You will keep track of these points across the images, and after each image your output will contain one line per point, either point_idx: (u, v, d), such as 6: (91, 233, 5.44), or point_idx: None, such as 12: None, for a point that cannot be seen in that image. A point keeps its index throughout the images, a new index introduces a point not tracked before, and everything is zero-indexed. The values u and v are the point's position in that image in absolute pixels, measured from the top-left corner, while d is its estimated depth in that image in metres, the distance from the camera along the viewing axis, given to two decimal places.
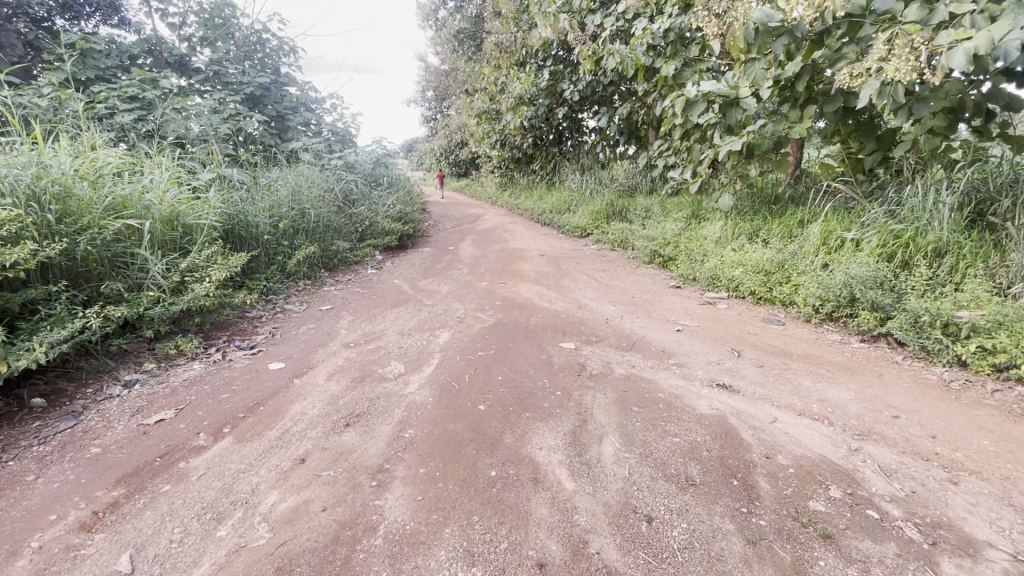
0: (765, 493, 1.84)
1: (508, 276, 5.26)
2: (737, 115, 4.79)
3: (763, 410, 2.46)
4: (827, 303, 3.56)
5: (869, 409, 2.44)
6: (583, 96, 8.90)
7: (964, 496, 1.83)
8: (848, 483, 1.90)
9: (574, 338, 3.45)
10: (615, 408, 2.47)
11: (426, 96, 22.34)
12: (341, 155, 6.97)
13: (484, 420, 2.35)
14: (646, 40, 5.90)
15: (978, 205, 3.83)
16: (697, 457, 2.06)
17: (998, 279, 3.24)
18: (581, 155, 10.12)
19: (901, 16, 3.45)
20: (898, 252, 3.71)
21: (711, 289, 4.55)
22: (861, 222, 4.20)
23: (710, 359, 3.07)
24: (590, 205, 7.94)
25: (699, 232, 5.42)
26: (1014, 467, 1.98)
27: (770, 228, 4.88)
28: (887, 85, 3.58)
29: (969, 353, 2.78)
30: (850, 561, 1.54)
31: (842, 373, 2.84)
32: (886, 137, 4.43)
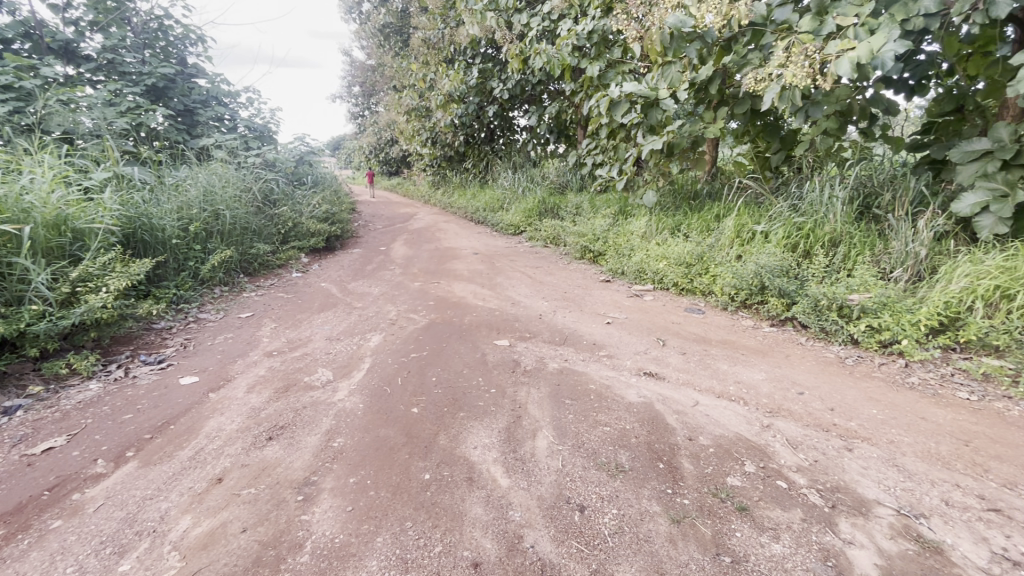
0: (688, 473, 1.95)
1: (441, 275, 5.21)
2: (658, 115, 5.01)
3: (686, 394, 2.60)
4: (741, 291, 3.82)
5: (778, 387, 2.65)
6: (513, 95, 8.97)
7: (858, 461, 2.03)
8: (760, 458, 2.05)
9: (508, 335, 3.47)
10: (548, 402, 2.51)
11: (352, 91, 21.56)
12: (260, 153, 6.57)
13: (418, 423, 2.31)
14: (571, 40, 6.06)
15: (866, 199, 4.26)
16: (626, 444, 2.14)
17: (882, 264, 3.62)
18: (512, 154, 10.18)
19: (797, 26, 3.80)
20: (800, 243, 4.06)
21: (639, 282, 4.74)
22: (769, 216, 4.55)
23: (638, 349, 3.20)
24: (522, 203, 8.02)
25: (626, 227, 5.64)
26: (897, 432, 2.23)
27: (690, 223, 5.16)
28: (786, 89, 3.91)
29: (860, 332, 3.09)
30: (762, 529, 1.66)
31: (755, 356, 3.06)
32: (789, 137, 4.87)
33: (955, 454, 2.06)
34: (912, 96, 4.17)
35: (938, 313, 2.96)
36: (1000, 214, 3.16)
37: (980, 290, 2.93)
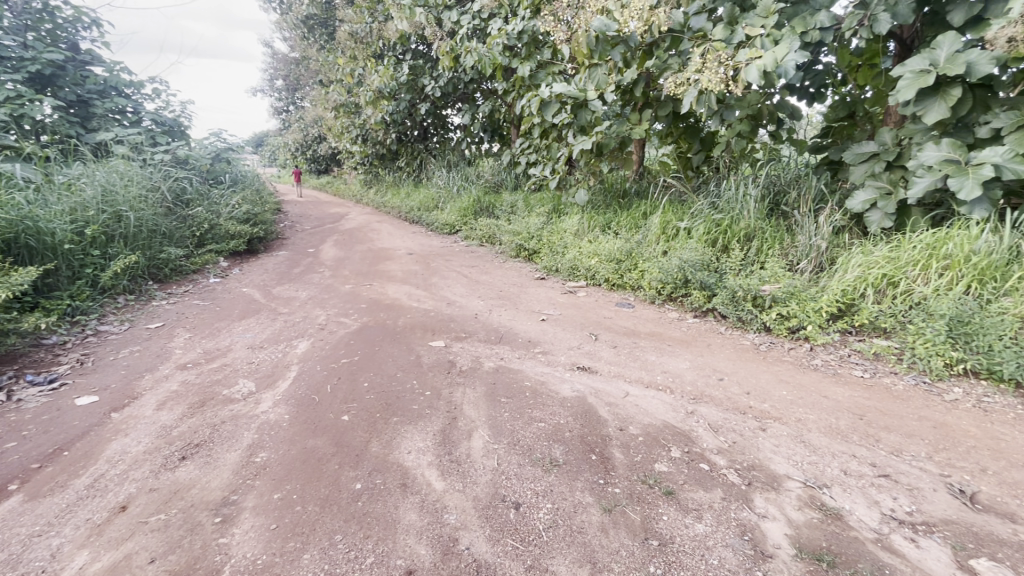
0: (619, 463, 2.02)
1: (374, 277, 5.06)
2: (587, 116, 5.14)
3: (617, 386, 2.69)
4: (667, 285, 4.01)
5: (700, 375, 2.81)
6: (445, 93, 8.87)
7: (770, 440, 2.20)
8: (685, 443, 2.16)
9: (444, 336, 3.43)
10: (484, 401, 2.51)
11: (274, 85, 20.40)
12: (169, 149, 6.07)
13: (348, 431, 2.22)
14: (501, 39, 6.09)
15: (775, 197, 4.61)
16: (560, 438, 2.18)
17: (790, 257, 3.92)
18: (446, 152, 10.07)
19: (711, 34, 4.05)
20: (718, 238, 4.33)
21: (572, 278, 4.84)
22: (691, 213, 4.80)
23: (571, 344, 3.27)
24: (457, 202, 7.95)
25: (559, 225, 5.75)
26: (804, 411, 2.43)
27: (620, 220, 5.35)
28: (703, 93, 4.15)
29: (772, 319, 3.34)
30: (687, 511, 1.75)
31: (680, 346, 3.22)
32: (708, 139, 5.20)
33: (851, 428, 2.28)
34: (813, 103, 4.55)
35: (837, 300, 3.25)
36: (886, 209, 3.52)
37: (871, 279, 3.26)
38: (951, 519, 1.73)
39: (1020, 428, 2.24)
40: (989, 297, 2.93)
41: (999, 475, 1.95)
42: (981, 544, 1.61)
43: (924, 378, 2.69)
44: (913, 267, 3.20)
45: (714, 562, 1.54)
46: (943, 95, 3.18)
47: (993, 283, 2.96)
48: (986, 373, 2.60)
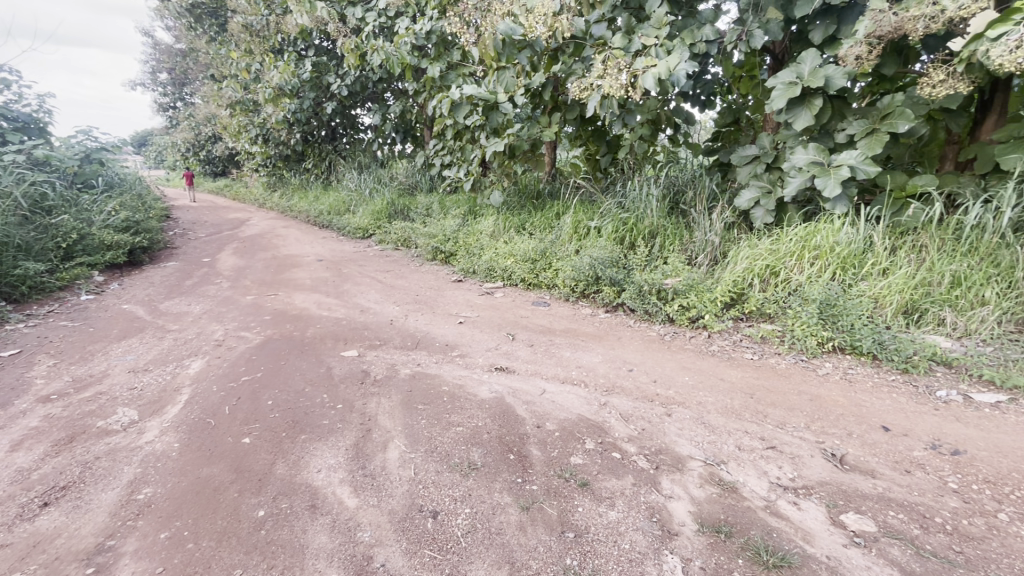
0: (536, 460, 2.05)
1: (279, 286, 4.74)
2: (498, 119, 5.19)
3: (534, 384, 2.74)
4: (580, 283, 4.14)
5: (612, 367, 2.94)
6: (353, 91, 8.54)
7: (675, 424, 2.34)
8: (598, 434, 2.24)
9: (357, 345, 3.29)
10: (400, 410, 2.44)
11: (159, 78, 18.45)
12: (22, 149, 5.30)
13: (250, 454, 2.06)
14: (409, 38, 5.99)
15: (675, 196, 4.93)
16: (478, 441, 2.17)
17: (689, 251, 4.23)
18: (357, 153, 9.69)
19: (611, 41, 4.26)
20: (626, 236, 4.57)
21: (489, 280, 4.85)
22: (600, 213, 5.01)
23: (489, 346, 3.28)
24: (369, 205, 7.68)
25: (475, 227, 5.74)
26: (704, 394, 2.62)
27: (534, 221, 5.46)
28: (606, 98, 4.37)
29: (675, 311, 3.57)
30: (601, 500, 1.82)
31: (593, 341, 3.35)
32: (614, 142, 5.50)
33: (744, 406, 2.49)
34: (704, 109, 4.94)
35: (729, 290, 3.55)
36: (767, 207, 3.90)
37: (756, 270, 3.60)
38: (825, 481, 1.94)
39: (877, 394, 2.59)
40: (850, 282, 3.34)
41: (861, 437, 2.23)
42: (849, 500, 1.83)
43: (802, 356, 3.02)
44: (790, 258, 3.57)
45: (626, 546, 1.62)
46: (808, 104, 3.59)
47: (853, 270, 3.38)
48: (850, 348, 2.96)
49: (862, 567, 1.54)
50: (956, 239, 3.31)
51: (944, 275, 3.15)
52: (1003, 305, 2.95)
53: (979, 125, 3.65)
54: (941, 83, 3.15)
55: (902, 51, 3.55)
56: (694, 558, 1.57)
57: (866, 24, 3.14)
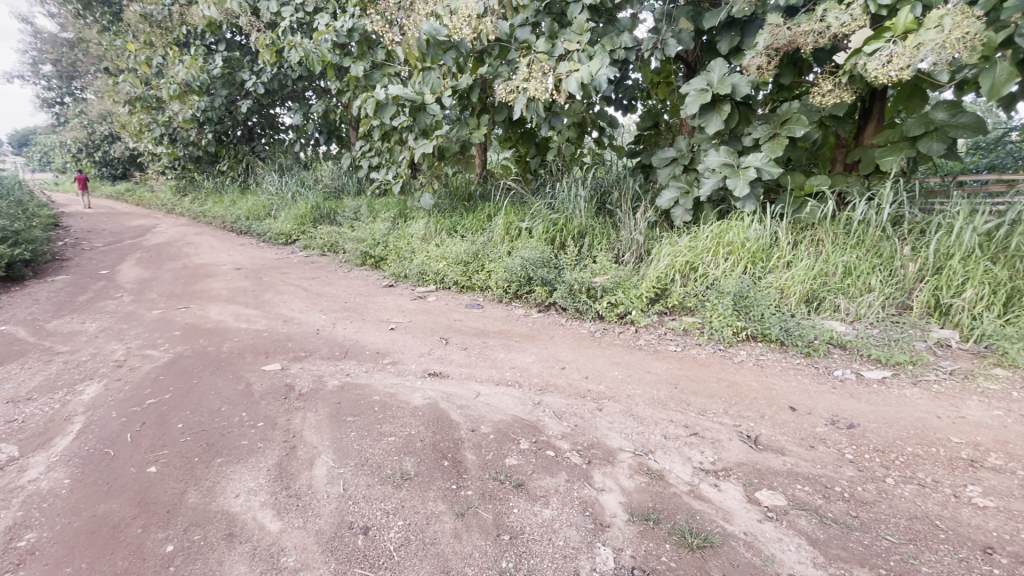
0: (471, 464, 2.03)
1: (191, 298, 4.39)
2: (426, 119, 5.13)
3: (469, 388, 2.71)
4: (512, 284, 4.16)
5: (545, 366, 2.98)
6: (270, 90, 8.07)
7: (606, 418, 2.41)
8: (533, 433, 2.26)
9: (279, 358, 3.10)
10: (327, 424, 2.32)
11: (41, 70, 16.47)
12: None
13: (156, 484, 1.88)
14: (329, 35, 5.76)
15: (602, 197, 5.08)
16: (410, 450, 2.12)
17: (617, 250, 4.39)
18: (277, 154, 9.18)
19: (535, 46, 4.34)
20: (556, 236, 4.67)
21: (421, 283, 4.75)
22: (531, 214, 5.07)
23: (421, 351, 3.22)
24: (292, 209, 7.28)
25: (405, 230, 5.61)
26: (633, 387, 2.72)
27: (465, 224, 5.43)
28: (532, 101, 4.43)
29: (604, 308, 3.68)
30: (535, 499, 1.83)
31: (526, 341, 3.38)
32: (542, 144, 5.59)
33: (669, 396, 2.62)
34: (626, 113, 5.16)
35: (653, 286, 3.71)
36: (685, 206, 4.13)
37: (677, 266, 3.79)
38: (741, 461, 2.08)
39: (784, 377, 2.81)
40: (759, 275, 3.62)
41: (772, 418, 2.41)
42: (762, 477, 1.98)
43: (720, 346, 3.22)
44: (707, 254, 3.80)
45: (560, 543, 1.64)
46: (718, 110, 3.85)
47: (762, 264, 3.66)
48: (761, 336, 3.19)
49: (774, 539, 1.66)
50: (846, 233, 3.66)
51: (838, 266, 3.48)
52: (886, 291, 3.31)
53: (862, 131, 4.07)
54: (829, 93, 3.48)
55: (796, 63, 3.90)
56: (625, 548, 1.62)
57: (765, 37, 3.42)
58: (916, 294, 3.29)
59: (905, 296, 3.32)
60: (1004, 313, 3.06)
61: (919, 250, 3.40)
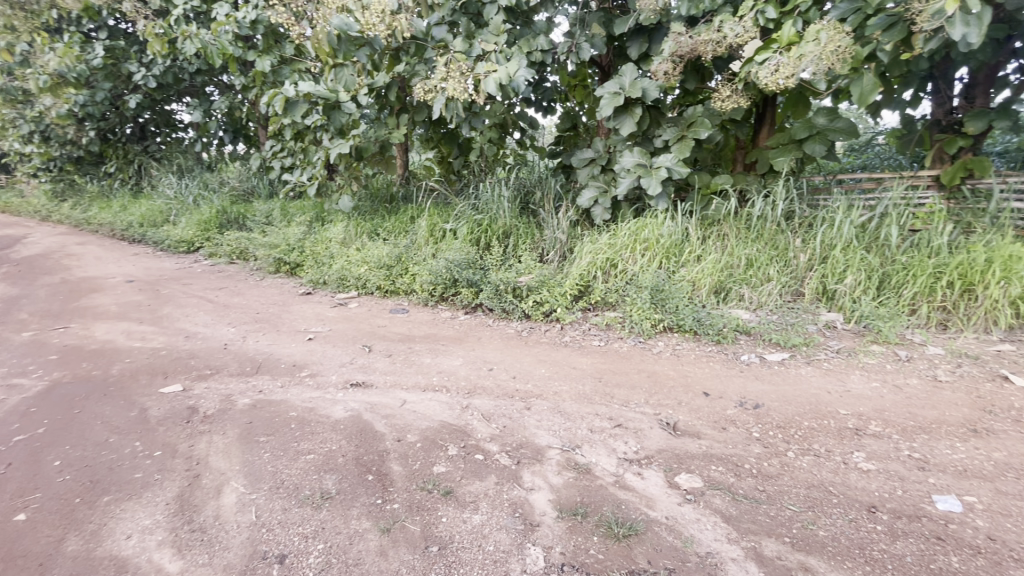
0: (398, 476, 1.96)
1: (72, 316, 3.88)
2: (341, 118, 4.92)
3: (394, 396, 2.62)
4: (438, 286, 4.08)
5: (472, 368, 2.95)
6: (163, 84, 7.35)
7: (534, 416, 2.43)
8: (461, 438, 2.23)
9: (180, 378, 2.82)
10: (237, 447, 2.14)
11: None
12: None
13: (25, 535, 1.65)
14: (230, 26, 5.34)
15: (525, 196, 5.13)
16: (331, 467, 2.00)
17: (541, 249, 4.47)
18: (175, 154, 8.40)
19: (452, 45, 4.29)
20: (481, 237, 4.65)
21: (342, 289, 4.54)
22: (455, 215, 5.02)
23: (342, 361, 3.06)
24: (193, 214, 6.67)
25: (323, 234, 5.33)
26: (560, 384, 2.76)
27: (387, 226, 5.27)
28: (451, 101, 4.37)
29: (530, 306, 3.72)
30: (465, 506, 1.80)
31: (453, 344, 3.33)
32: (465, 145, 5.54)
33: (594, 390, 2.69)
34: (547, 115, 5.25)
35: (577, 283, 3.80)
36: (605, 205, 4.27)
37: (599, 263, 3.92)
38: (662, 448, 2.18)
39: (698, 365, 2.99)
40: (673, 269, 3.82)
41: (689, 404, 2.55)
42: (681, 462, 2.08)
43: (640, 338, 3.36)
44: (625, 250, 3.96)
45: (490, 548, 1.63)
46: (631, 112, 4.03)
47: (674, 259, 3.87)
48: (677, 327, 3.37)
49: (693, 520, 1.75)
50: (747, 228, 3.96)
51: (741, 258, 3.75)
52: (782, 280, 3.62)
53: (758, 133, 4.42)
54: (728, 98, 3.74)
55: (699, 69, 4.15)
56: (555, 545, 1.63)
57: (669, 44, 3.62)
58: (807, 281, 3.62)
59: (798, 284, 3.65)
60: (878, 296, 3.45)
61: (808, 242, 3.76)
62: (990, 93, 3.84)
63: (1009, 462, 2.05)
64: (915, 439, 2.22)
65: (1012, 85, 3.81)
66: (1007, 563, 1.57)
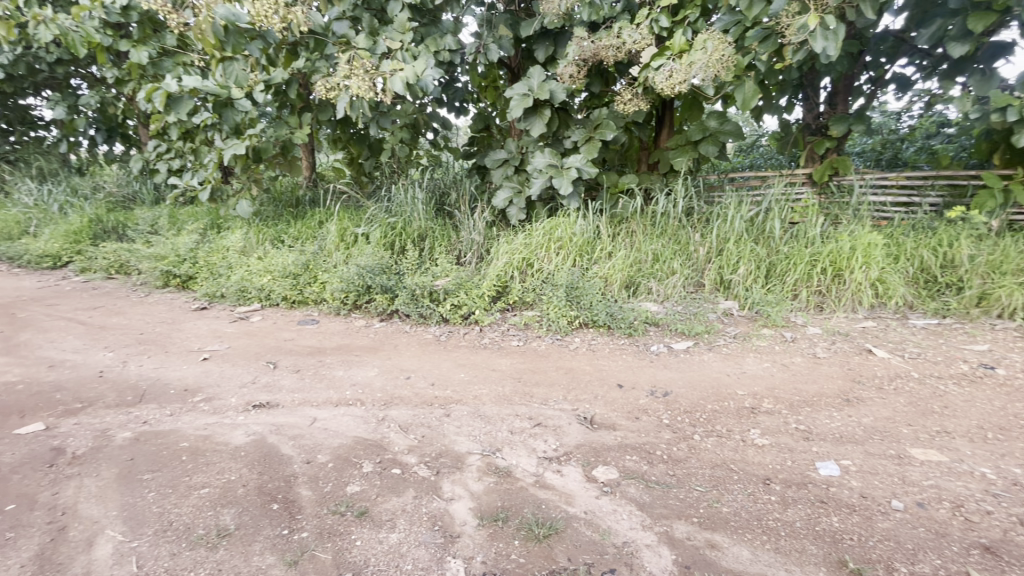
0: (307, 501, 1.83)
1: None
2: (235, 116, 4.54)
3: (303, 415, 2.45)
4: (350, 294, 3.88)
5: (389, 379, 2.83)
6: (14, 75, 6.36)
7: (454, 423, 2.38)
8: (377, 453, 2.12)
9: (42, 415, 2.44)
10: (115, 488, 1.89)
11: None
12: None
13: None
14: (96, 11, 4.72)
15: (441, 198, 5.05)
16: (230, 500, 1.82)
17: (458, 251, 4.42)
18: (33, 155, 7.29)
19: (354, 42, 4.11)
20: (395, 241, 4.51)
21: (242, 302, 4.17)
22: (366, 218, 4.82)
23: (243, 381, 2.81)
24: (59, 224, 5.83)
25: (219, 243, 4.88)
26: (480, 388, 2.73)
27: (293, 232, 4.95)
28: (356, 99, 4.18)
29: (447, 310, 3.65)
30: (381, 526, 1.72)
31: (368, 354, 3.18)
32: (376, 146, 5.24)
33: (514, 391, 2.69)
34: (459, 115, 5.19)
35: (494, 284, 3.80)
36: (519, 205, 4.31)
37: (514, 263, 3.95)
38: (580, 443, 2.22)
39: (613, 358, 3.10)
40: (586, 266, 3.93)
41: (604, 397, 2.63)
42: (598, 455, 2.13)
43: (557, 336, 3.42)
44: (540, 249, 4.02)
45: (408, 567, 1.57)
46: (540, 113, 4.10)
47: (587, 256, 3.99)
48: (592, 322, 3.47)
49: (610, 511, 1.80)
50: (652, 224, 4.19)
51: (648, 253, 3.95)
52: (685, 272, 3.86)
53: (659, 134, 4.68)
54: (629, 102, 3.92)
55: (603, 73, 4.31)
56: (475, 555, 1.61)
57: (573, 48, 3.73)
58: (706, 273, 3.89)
59: (699, 275, 3.91)
60: (767, 283, 3.79)
61: (706, 236, 4.04)
62: (848, 100, 4.36)
63: (875, 426, 2.33)
64: (800, 413, 2.46)
65: (865, 93, 4.35)
66: (876, 517, 1.77)
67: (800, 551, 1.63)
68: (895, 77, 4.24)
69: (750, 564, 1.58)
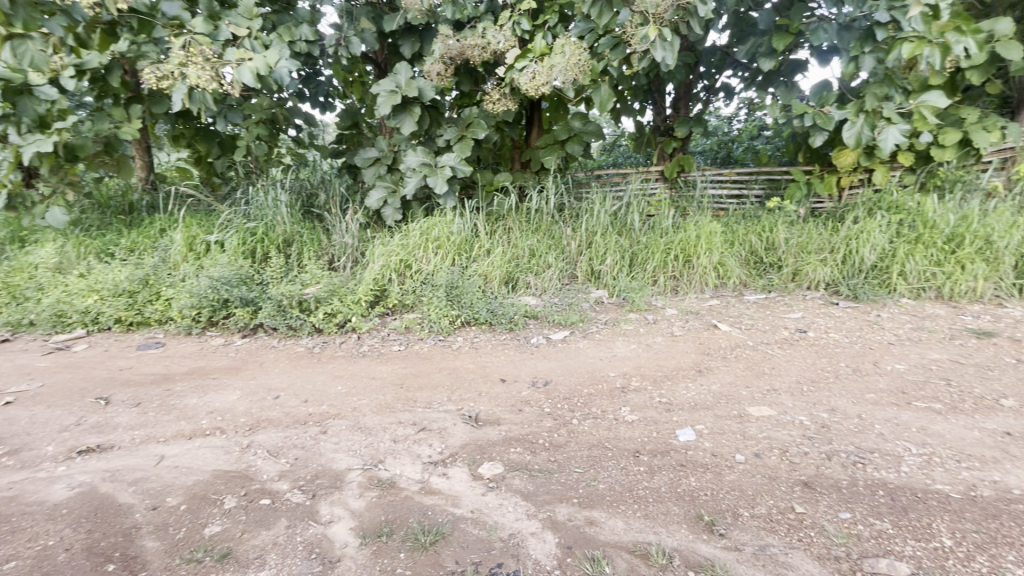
0: (153, 555, 1.59)
1: None
2: (35, 106, 3.75)
3: (146, 454, 2.12)
4: (203, 310, 3.45)
5: (253, 401, 2.57)
6: None
7: (331, 439, 2.23)
8: (241, 485, 1.91)
9: None
10: None
11: None
12: None
13: None
14: None
15: (308, 200, 4.70)
16: (46, 570, 1.51)
17: (330, 256, 4.15)
18: None
19: (190, 25, 3.64)
20: (256, 247, 4.09)
21: (61, 328, 3.49)
22: (220, 223, 4.32)
23: (63, 425, 2.34)
24: None
25: (21, 260, 4.03)
26: (359, 399, 2.59)
27: (126, 242, 4.26)
28: (196, 90, 3.72)
29: (321, 320, 3.41)
30: (247, 566, 1.55)
31: (228, 376, 2.85)
32: (227, 143, 4.72)
33: (396, 398, 2.60)
34: (325, 111, 4.86)
35: (371, 288, 3.64)
36: (394, 205, 4.17)
37: (392, 265, 3.82)
38: (465, 442, 2.22)
39: (495, 354, 3.15)
40: (466, 264, 3.94)
41: (488, 394, 2.66)
42: (483, 452, 2.15)
43: (439, 336, 3.38)
44: (418, 250, 3.94)
45: None
46: (410, 112, 4.00)
47: (466, 254, 3.99)
48: (474, 320, 3.48)
49: (495, 506, 1.82)
50: (527, 221, 4.34)
51: (524, 249, 4.09)
52: (560, 266, 4.05)
53: (529, 134, 4.83)
54: (498, 101, 4.00)
55: (471, 71, 4.33)
56: None
57: (438, 46, 3.70)
58: (579, 265, 4.14)
59: (572, 267, 4.14)
60: (631, 271, 4.12)
61: (577, 230, 4.28)
62: (688, 105, 4.90)
63: (721, 391, 2.66)
64: (662, 386, 2.72)
65: (701, 99, 4.93)
66: (725, 471, 2.03)
67: (665, 513, 1.80)
68: (723, 86, 4.87)
69: (624, 533, 1.71)
